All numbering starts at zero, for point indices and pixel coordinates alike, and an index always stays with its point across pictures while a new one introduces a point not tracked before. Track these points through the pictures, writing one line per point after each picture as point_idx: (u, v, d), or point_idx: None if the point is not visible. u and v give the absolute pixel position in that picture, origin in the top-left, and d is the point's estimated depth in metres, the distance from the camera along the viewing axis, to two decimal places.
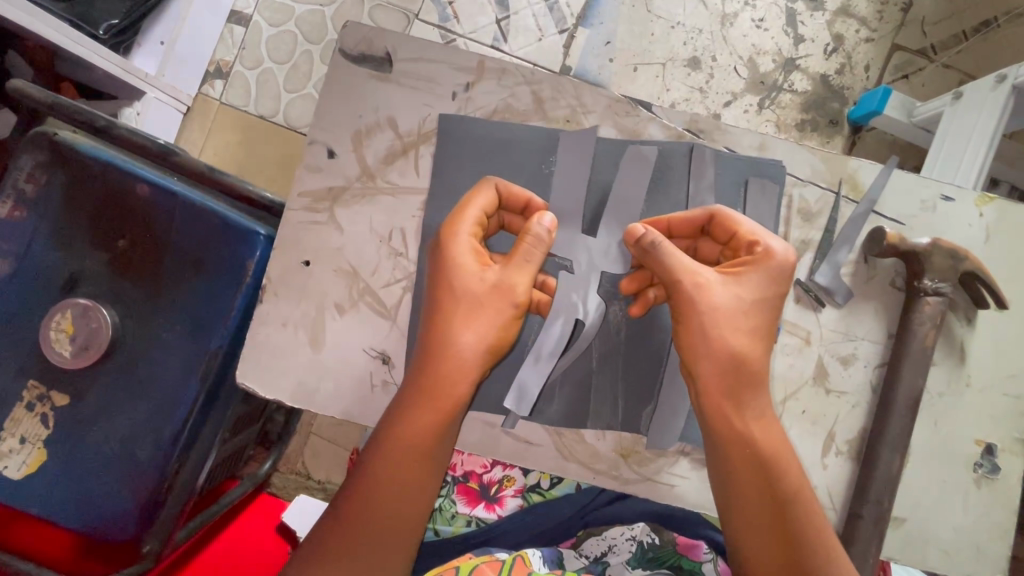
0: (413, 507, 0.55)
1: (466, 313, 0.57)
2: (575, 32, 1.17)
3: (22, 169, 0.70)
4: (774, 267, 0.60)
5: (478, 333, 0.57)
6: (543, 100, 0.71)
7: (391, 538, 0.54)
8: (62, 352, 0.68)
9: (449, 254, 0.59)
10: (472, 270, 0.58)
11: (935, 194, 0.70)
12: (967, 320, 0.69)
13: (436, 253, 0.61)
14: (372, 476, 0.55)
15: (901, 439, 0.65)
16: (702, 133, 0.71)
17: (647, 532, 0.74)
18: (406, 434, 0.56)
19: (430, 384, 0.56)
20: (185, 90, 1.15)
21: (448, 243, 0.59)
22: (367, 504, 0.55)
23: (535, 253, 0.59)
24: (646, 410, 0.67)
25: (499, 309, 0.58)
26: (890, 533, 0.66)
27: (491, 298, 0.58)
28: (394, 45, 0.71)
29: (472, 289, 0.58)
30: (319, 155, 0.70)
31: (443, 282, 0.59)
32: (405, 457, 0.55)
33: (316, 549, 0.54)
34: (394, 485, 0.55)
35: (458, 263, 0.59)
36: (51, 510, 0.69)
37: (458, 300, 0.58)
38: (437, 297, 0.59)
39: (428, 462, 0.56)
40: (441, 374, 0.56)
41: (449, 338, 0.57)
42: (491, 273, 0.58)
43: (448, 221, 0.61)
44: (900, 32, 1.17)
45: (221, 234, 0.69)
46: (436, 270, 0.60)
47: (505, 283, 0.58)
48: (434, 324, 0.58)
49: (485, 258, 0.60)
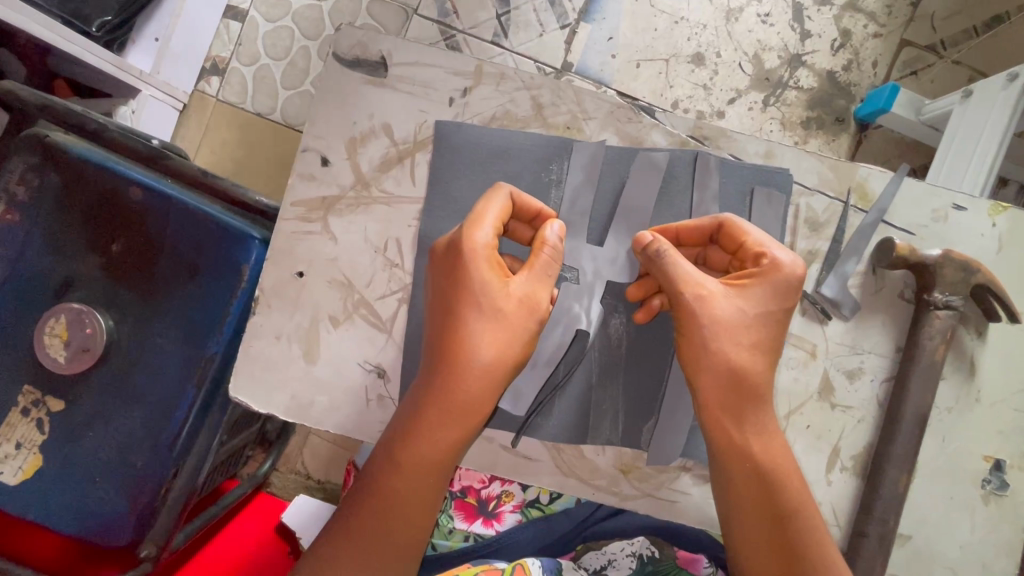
0: (422, 518, 0.55)
1: (494, 329, 0.55)
2: (576, 27, 1.15)
3: (12, 172, 0.67)
4: (784, 280, 0.58)
5: (507, 350, 0.56)
6: (543, 106, 0.69)
7: (400, 547, 0.54)
8: (56, 357, 0.66)
9: (472, 265, 0.56)
10: (498, 284, 0.56)
11: (946, 203, 0.69)
12: (977, 332, 0.67)
13: (451, 260, 0.57)
14: (388, 487, 0.54)
15: (907, 456, 0.63)
16: (706, 140, 0.69)
17: (647, 545, 0.72)
18: (426, 448, 0.55)
19: (454, 401, 0.55)
20: (180, 87, 1.13)
21: (469, 253, 0.56)
22: (378, 514, 0.54)
23: (553, 266, 0.58)
24: (646, 425, 0.65)
25: (526, 325, 0.57)
26: (897, 550, 0.65)
27: (518, 313, 0.56)
28: (389, 48, 0.69)
29: (500, 304, 0.56)
30: (312, 162, 0.68)
31: (465, 295, 0.56)
32: (423, 470, 0.55)
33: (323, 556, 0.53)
34: (407, 494, 0.54)
35: (483, 276, 0.56)
36: (49, 517, 0.68)
37: (485, 315, 0.56)
38: (456, 311, 0.56)
39: (441, 473, 0.55)
40: (466, 390, 0.55)
41: (473, 354, 0.55)
42: (516, 288, 0.57)
43: (465, 227, 0.57)
44: (909, 27, 1.14)
45: (215, 237, 0.66)
46: (453, 280, 0.57)
47: (530, 297, 0.57)
48: (451, 339, 0.56)
49: (504, 269, 0.58)
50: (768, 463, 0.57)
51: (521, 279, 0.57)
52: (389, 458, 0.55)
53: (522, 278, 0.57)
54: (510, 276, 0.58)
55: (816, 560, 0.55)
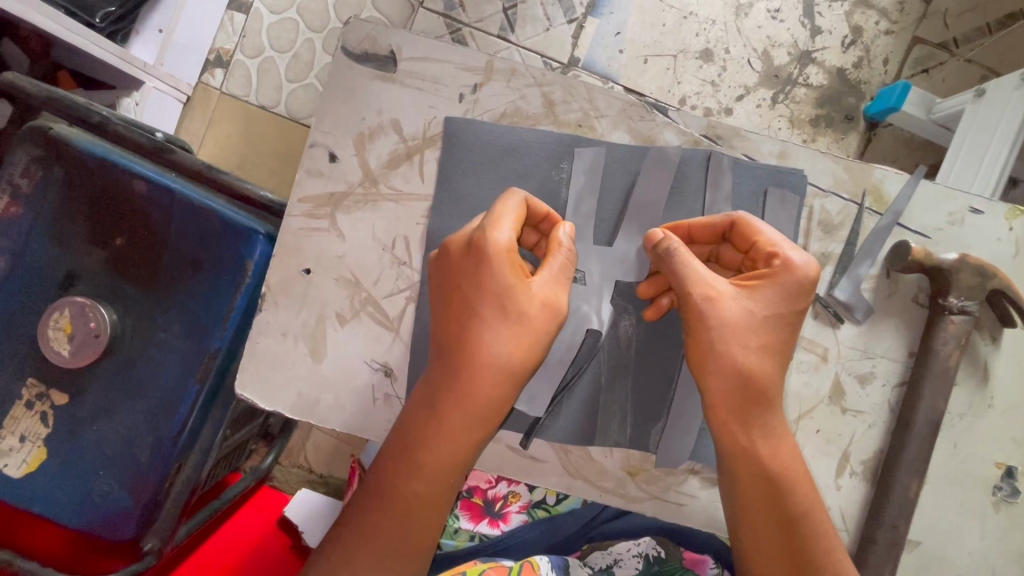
0: (436, 519, 0.55)
1: (517, 331, 0.55)
2: (584, 22, 1.13)
3: (16, 165, 0.67)
4: (797, 282, 0.56)
5: (529, 351, 0.55)
6: (554, 103, 0.68)
7: (415, 548, 0.54)
8: (60, 350, 0.66)
9: (495, 266, 0.55)
10: (521, 286, 0.55)
11: (962, 207, 0.68)
12: (991, 338, 0.67)
13: (469, 260, 0.56)
14: (406, 487, 0.54)
15: (918, 463, 0.62)
16: (720, 139, 0.68)
17: (653, 545, 0.71)
18: (444, 449, 0.55)
19: (474, 402, 0.55)
20: (184, 79, 1.12)
21: (491, 254, 0.55)
22: (395, 514, 0.54)
23: (570, 268, 0.58)
24: (655, 427, 0.65)
25: (549, 327, 0.56)
26: (906, 556, 0.64)
27: (541, 315, 0.56)
28: (398, 43, 0.68)
29: (523, 306, 0.55)
30: (320, 158, 0.67)
31: (487, 296, 0.55)
32: (443, 471, 0.55)
33: (338, 557, 0.53)
34: (423, 495, 0.54)
35: (505, 278, 0.55)
36: (53, 510, 0.68)
37: (508, 317, 0.55)
38: (476, 312, 0.55)
39: (457, 475, 0.55)
40: (488, 393, 0.55)
41: (496, 357, 0.55)
42: (536, 289, 0.56)
43: (484, 227, 0.56)
44: (921, 24, 1.13)
45: (218, 232, 0.66)
46: (472, 281, 0.56)
47: (550, 300, 0.56)
48: (470, 340, 0.55)
49: (523, 270, 0.57)
50: (774, 466, 0.56)
51: (542, 280, 0.57)
52: (408, 459, 0.55)
53: (542, 280, 0.57)
54: (528, 277, 0.57)
55: (822, 563, 0.54)
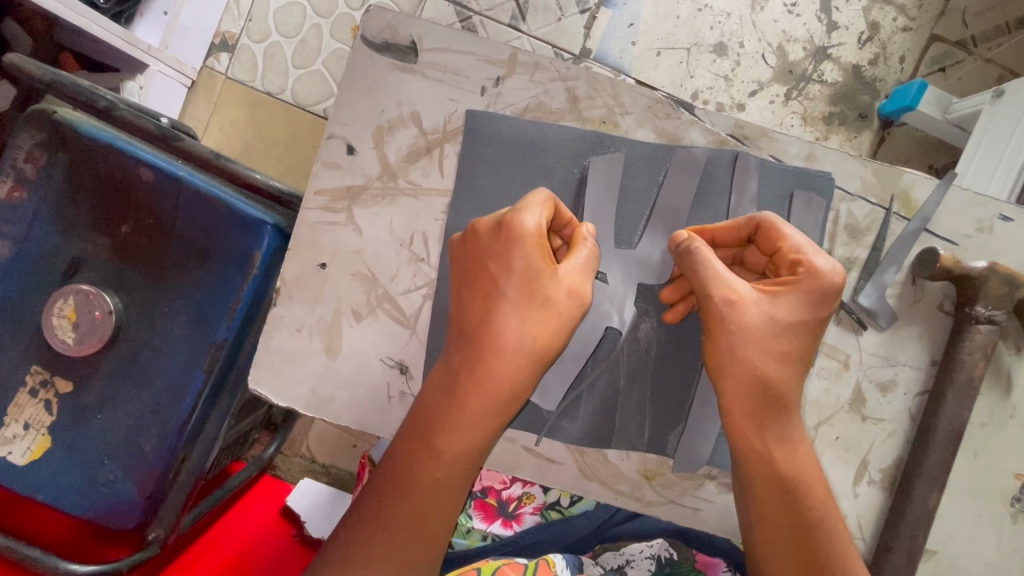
0: (452, 504, 0.54)
1: (542, 318, 0.54)
2: (597, 12, 1.11)
3: (20, 148, 0.65)
4: (822, 287, 0.55)
5: (552, 339, 0.55)
6: (578, 99, 0.67)
7: (430, 533, 0.53)
8: (65, 338, 0.64)
9: (523, 251, 0.54)
10: (549, 272, 0.55)
11: (992, 213, 0.67)
12: (1016, 348, 0.66)
13: (495, 244, 0.55)
14: (425, 472, 0.53)
15: (939, 474, 0.62)
16: (747, 140, 0.67)
17: (666, 547, 0.71)
18: (464, 434, 0.54)
19: (496, 388, 0.54)
20: (189, 63, 1.09)
21: (520, 237, 0.54)
22: (414, 498, 0.53)
23: (595, 260, 0.57)
24: (673, 432, 0.64)
25: (574, 316, 0.55)
26: (922, 566, 0.64)
27: (567, 303, 0.55)
28: (418, 33, 0.66)
29: (549, 293, 0.55)
30: (338, 151, 0.66)
31: (514, 280, 0.54)
32: (463, 456, 0.54)
33: (354, 541, 0.52)
34: (441, 478, 0.54)
35: (534, 263, 0.54)
36: (57, 498, 0.67)
37: (533, 303, 0.54)
38: (503, 296, 0.55)
39: (475, 459, 0.55)
40: (511, 378, 0.54)
41: (520, 342, 0.54)
42: (564, 276, 0.55)
43: (514, 211, 0.55)
44: (940, 22, 1.11)
45: (228, 223, 0.64)
46: (498, 265, 0.55)
47: (576, 289, 0.56)
48: (494, 325, 0.54)
49: (549, 258, 0.56)
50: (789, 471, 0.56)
51: (568, 269, 0.56)
52: (426, 443, 0.54)
53: (568, 268, 0.56)
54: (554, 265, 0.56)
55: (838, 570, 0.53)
